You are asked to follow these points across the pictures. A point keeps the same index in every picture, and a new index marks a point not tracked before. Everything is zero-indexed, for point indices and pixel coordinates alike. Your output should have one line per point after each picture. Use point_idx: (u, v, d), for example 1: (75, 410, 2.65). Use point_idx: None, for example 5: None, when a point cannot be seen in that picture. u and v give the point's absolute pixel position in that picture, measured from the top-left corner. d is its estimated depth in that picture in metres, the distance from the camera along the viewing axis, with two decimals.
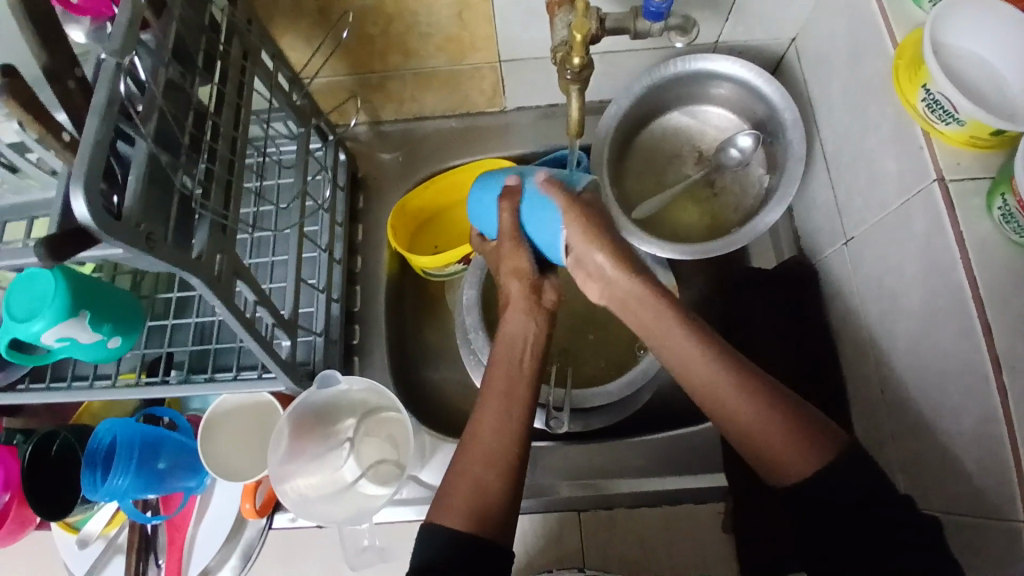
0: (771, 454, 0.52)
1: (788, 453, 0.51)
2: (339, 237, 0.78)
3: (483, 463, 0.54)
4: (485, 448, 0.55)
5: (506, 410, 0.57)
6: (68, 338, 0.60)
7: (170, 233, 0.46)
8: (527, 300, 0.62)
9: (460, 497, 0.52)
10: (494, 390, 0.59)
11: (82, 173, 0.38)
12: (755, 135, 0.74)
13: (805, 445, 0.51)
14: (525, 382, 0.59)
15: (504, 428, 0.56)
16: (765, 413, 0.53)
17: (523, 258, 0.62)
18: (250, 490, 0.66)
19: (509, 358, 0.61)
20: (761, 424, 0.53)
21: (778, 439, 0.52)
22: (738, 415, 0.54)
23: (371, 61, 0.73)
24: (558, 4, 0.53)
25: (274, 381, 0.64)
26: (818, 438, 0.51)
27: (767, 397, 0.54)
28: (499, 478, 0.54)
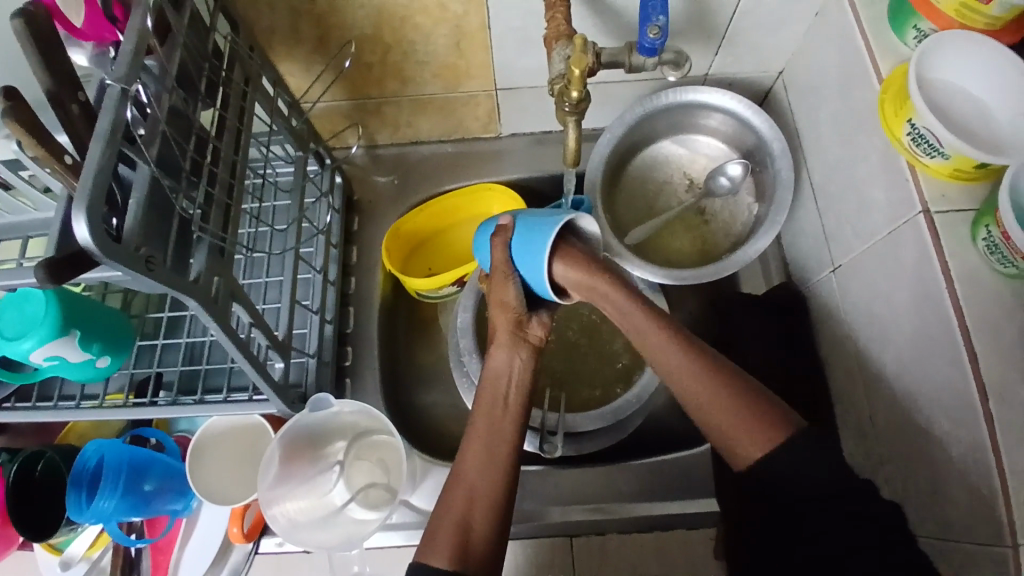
0: (724, 436, 0.55)
1: (739, 438, 0.54)
2: (333, 259, 0.78)
3: (466, 499, 0.54)
4: (471, 484, 0.55)
5: (489, 450, 0.56)
6: (58, 357, 0.59)
7: (169, 256, 0.46)
8: (511, 334, 0.60)
9: (442, 536, 0.52)
10: (479, 425, 0.58)
11: (85, 197, 0.38)
12: (744, 164, 0.75)
13: (761, 428, 0.54)
14: (512, 416, 0.58)
15: (487, 467, 0.55)
16: (732, 404, 0.55)
17: (510, 290, 0.60)
18: (238, 514, 0.65)
19: (493, 393, 0.59)
20: (718, 408, 0.55)
21: (737, 424, 0.54)
22: (707, 407, 0.56)
23: (369, 86, 0.74)
24: (555, 38, 0.54)
25: (267, 404, 0.64)
26: (777, 419, 0.54)
27: (728, 386, 0.56)
28: (484, 516, 0.53)
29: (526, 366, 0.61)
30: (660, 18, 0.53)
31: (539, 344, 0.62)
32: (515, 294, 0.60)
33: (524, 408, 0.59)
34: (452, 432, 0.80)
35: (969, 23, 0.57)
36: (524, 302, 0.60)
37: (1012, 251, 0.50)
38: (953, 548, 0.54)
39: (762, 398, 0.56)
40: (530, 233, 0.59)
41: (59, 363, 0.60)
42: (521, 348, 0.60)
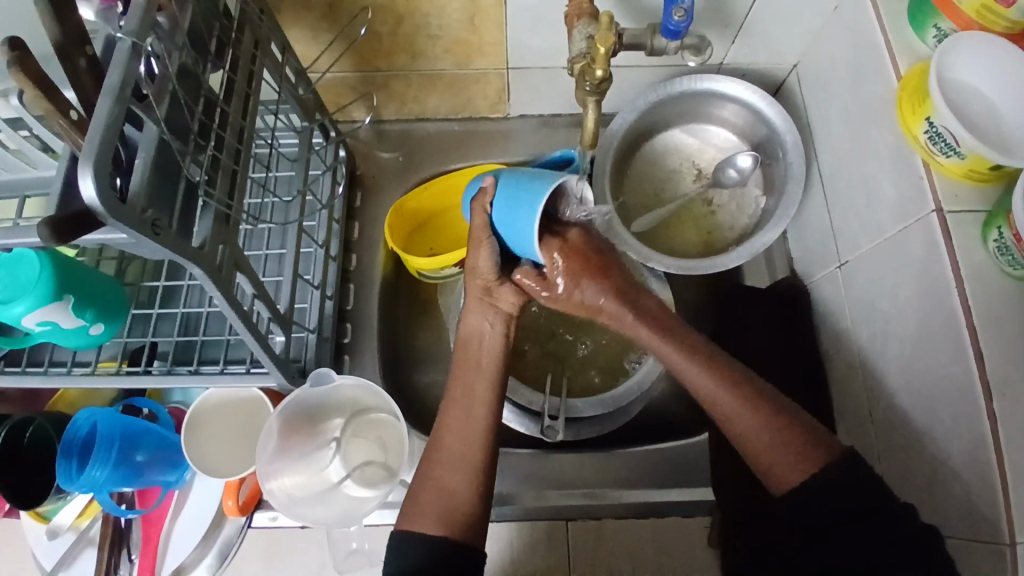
0: (766, 468, 0.53)
1: (776, 464, 0.53)
2: (335, 234, 0.77)
3: (451, 466, 0.54)
4: (450, 451, 0.55)
5: (466, 416, 0.56)
6: (50, 323, 0.58)
7: (174, 220, 0.45)
8: (480, 300, 0.58)
9: (427, 503, 0.52)
10: (455, 395, 0.57)
11: (92, 154, 0.37)
12: (755, 156, 0.75)
13: (800, 455, 0.52)
14: (488, 381, 0.57)
15: (467, 434, 0.55)
16: (777, 437, 0.53)
17: (483, 255, 0.56)
18: (233, 488, 0.64)
19: (465, 358, 0.58)
20: (761, 438, 0.54)
21: (773, 445, 0.53)
22: (749, 436, 0.54)
23: (377, 58, 0.72)
24: (577, 16, 0.53)
25: (265, 378, 0.63)
26: (823, 450, 0.52)
27: (765, 408, 0.55)
28: (467, 484, 0.53)
29: (498, 332, 0.58)
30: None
31: (513, 312, 0.58)
32: (487, 256, 0.56)
33: (498, 372, 0.58)
34: None
35: (989, 25, 0.57)
36: (496, 268, 0.56)
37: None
38: (948, 544, 0.54)
39: (808, 426, 0.54)
40: (512, 199, 0.53)
41: (51, 329, 0.59)
42: (496, 314, 0.58)
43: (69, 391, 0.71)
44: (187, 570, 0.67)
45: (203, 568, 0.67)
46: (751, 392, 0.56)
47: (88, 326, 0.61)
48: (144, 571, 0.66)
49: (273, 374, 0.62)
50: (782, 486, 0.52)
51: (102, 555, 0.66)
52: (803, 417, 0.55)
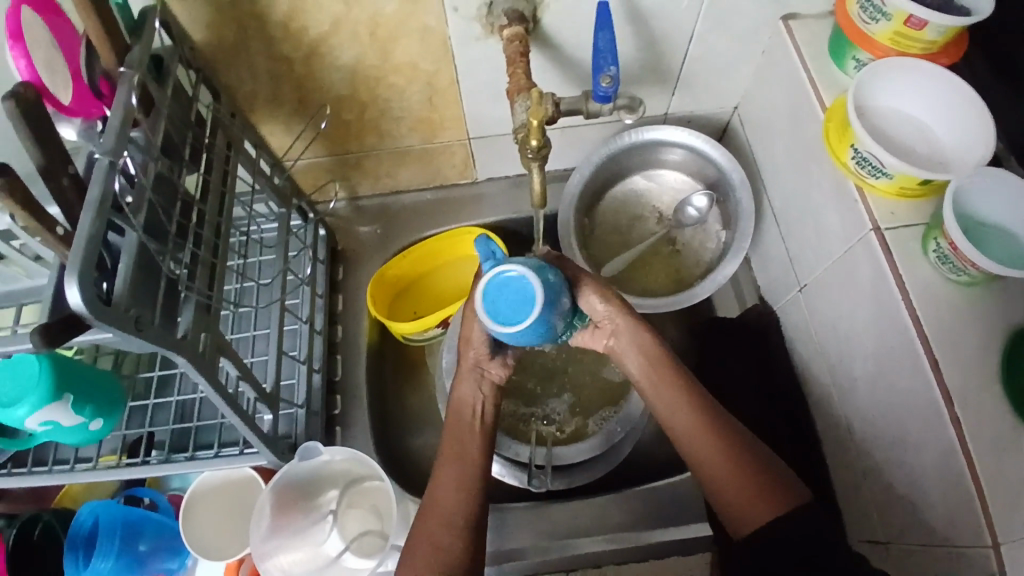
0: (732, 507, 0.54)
1: (749, 502, 0.53)
2: (319, 309, 0.80)
3: (439, 523, 0.55)
4: (442, 507, 0.55)
5: (459, 476, 0.56)
6: (51, 422, 0.60)
7: (156, 315, 0.48)
8: (472, 367, 0.59)
9: (420, 559, 0.52)
10: (448, 453, 0.58)
11: (77, 263, 0.41)
12: (709, 195, 0.79)
13: (764, 498, 0.53)
14: (479, 439, 0.59)
15: (457, 492, 0.56)
16: (744, 476, 0.54)
17: (475, 328, 0.58)
18: (233, 567, 0.66)
19: (457, 421, 0.59)
20: (727, 476, 0.55)
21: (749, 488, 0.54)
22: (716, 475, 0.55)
23: (347, 143, 0.78)
24: (516, 92, 0.59)
25: (256, 456, 0.65)
26: (785, 493, 0.53)
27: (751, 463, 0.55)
28: (456, 536, 0.54)
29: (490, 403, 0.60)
30: (611, 68, 0.57)
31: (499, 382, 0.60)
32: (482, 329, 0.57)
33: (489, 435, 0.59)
34: None
35: (905, 49, 0.62)
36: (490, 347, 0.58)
37: (962, 262, 0.54)
38: (936, 555, 0.54)
39: (777, 469, 0.55)
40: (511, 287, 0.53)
41: (52, 428, 0.61)
42: (484, 382, 0.60)
43: (73, 486, 0.73)
44: None
45: None
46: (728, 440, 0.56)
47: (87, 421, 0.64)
48: None
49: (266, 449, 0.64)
50: (746, 525, 0.53)
51: None
52: (771, 461, 0.56)
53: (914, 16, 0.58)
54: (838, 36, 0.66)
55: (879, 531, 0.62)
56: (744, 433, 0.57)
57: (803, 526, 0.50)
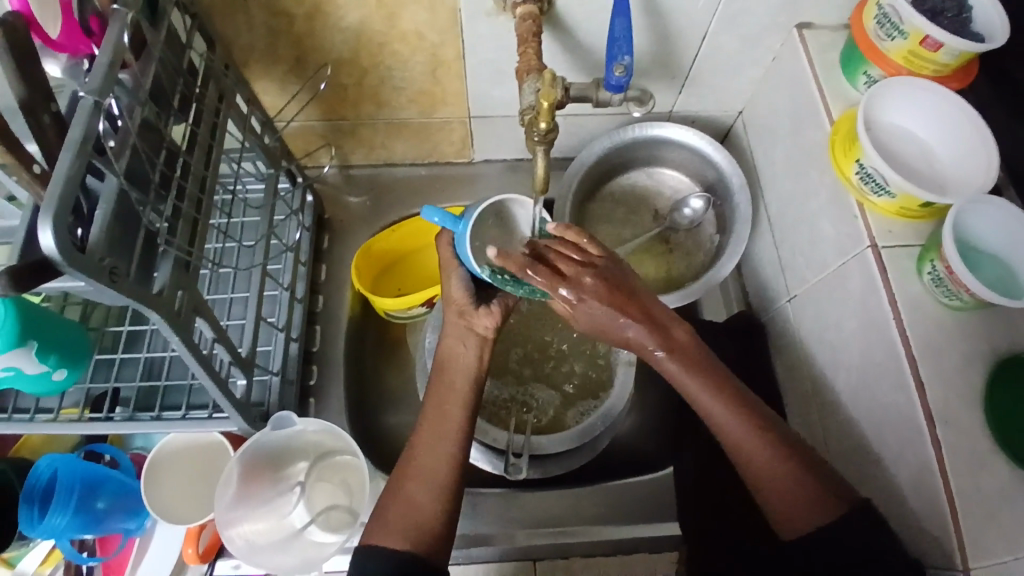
0: (779, 509, 0.53)
1: (795, 504, 0.52)
2: (301, 276, 0.78)
3: (422, 480, 0.55)
4: (421, 463, 0.55)
5: (437, 431, 0.57)
6: (12, 368, 0.58)
7: (134, 267, 0.46)
8: (458, 323, 0.61)
9: (396, 520, 0.52)
10: (430, 411, 0.58)
11: (52, 205, 0.38)
12: (707, 197, 0.78)
13: (816, 501, 0.52)
14: (463, 398, 0.59)
15: (439, 450, 0.56)
16: (796, 480, 0.53)
17: (456, 284, 0.61)
18: (193, 534, 0.63)
19: (447, 379, 0.60)
20: (776, 471, 0.54)
21: (800, 493, 0.52)
22: (761, 467, 0.54)
23: (344, 108, 0.75)
24: (526, 72, 0.57)
25: (225, 422, 0.63)
26: (835, 495, 0.52)
27: (801, 464, 0.54)
28: (434, 501, 0.54)
29: (474, 356, 0.61)
30: (626, 56, 0.56)
31: (487, 335, 0.62)
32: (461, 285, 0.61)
33: (473, 392, 0.59)
34: None
35: (917, 70, 0.62)
36: (471, 295, 0.61)
37: (956, 285, 0.54)
38: None
39: (828, 475, 0.53)
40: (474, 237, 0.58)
41: (12, 375, 0.59)
42: (471, 335, 0.61)
43: (32, 437, 0.70)
44: None
45: None
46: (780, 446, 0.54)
47: (51, 371, 0.62)
48: None
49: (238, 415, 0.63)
50: (790, 525, 0.52)
51: None
52: (823, 465, 0.54)
53: (931, 37, 0.58)
54: (850, 49, 0.65)
55: None
56: (798, 441, 0.55)
57: (844, 533, 0.49)
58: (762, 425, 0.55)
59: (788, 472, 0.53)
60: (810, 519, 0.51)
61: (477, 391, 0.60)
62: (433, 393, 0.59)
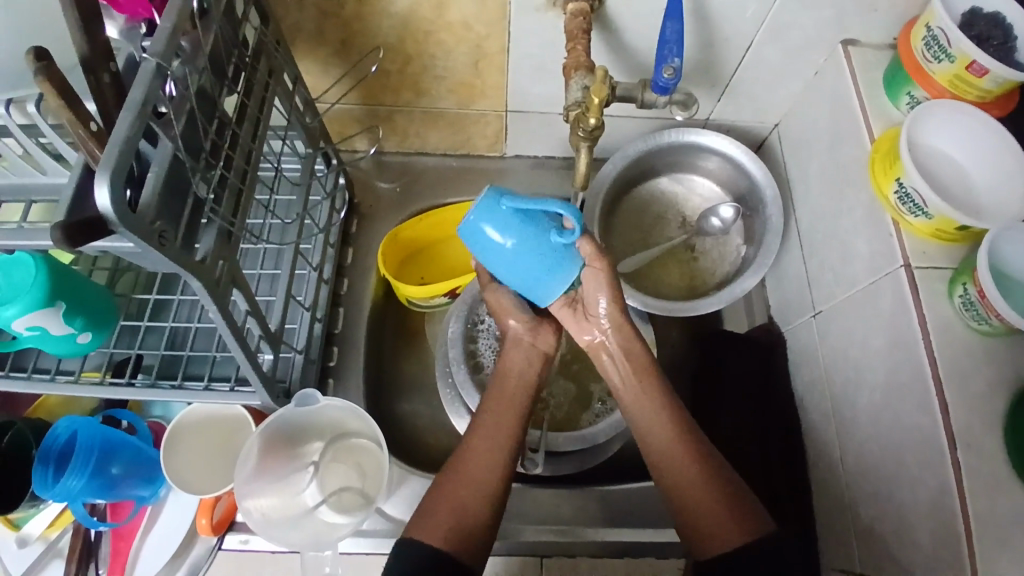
0: (702, 522, 0.53)
1: (712, 521, 0.53)
2: (329, 258, 0.78)
3: (468, 484, 0.54)
4: (472, 468, 0.55)
5: (494, 431, 0.57)
6: (38, 327, 0.59)
7: (180, 233, 0.46)
8: (528, 330, 0.61)
9: (439, 516, 0.52)
10: (485, 416, 0.58)
11: (111, 164, 0.39)
12: (737, 207, 0.78)
13: (735, 518, 0.53)
14: (520, 411, 0.59)
15: (494, 454, 0.56)
16: (716, 493, 0.54)
17: (507, 298, 0.61)
18: (207, 506, 0.63)
19: (502, 386, 0.60)
20: (699, 492, 0.54)
21: (718, 511, 0.53)
22: (683, 485, 0.55)
23: (383, 94, 0.76)
24: (574, 68, 0.57)
25: (250, 396, 0.63)
26: (750, 515, 0.53)
27: (719, 476, 0.55)
28: (481, 502, 0.54)
29: (537, 366, 0.61)
30: (675, 60, 0.56)
31: (547, 351, 0.62)
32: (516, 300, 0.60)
33: (526, 407, 0.59)
34: (428, 443, 0.80)
35: (962, 93, 0.62)
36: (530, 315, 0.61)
37: (986, 310, 0.54)
38: None
39: (746, 494, 0.55)
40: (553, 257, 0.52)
41: (40, 334, 0.61)
42: (532, 351, 0.61)
43: (51, 397, 0.70)
44: None
45: None
46: (705, 454, 0.56)
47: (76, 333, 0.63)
48: None
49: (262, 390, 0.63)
50: (712, 545, 0.52)
51: (69, 568, 0.64)
52: (733, 475, 0.56)
53: (977, 62, 0.58)
54: (895, 69, 0.66)
55: (858, 560, 0.63)
56: (719, 456, 0.57)
57: (767, 559, 0.50)
58: (684, 430, 0.57)
59: (703, 482, 0.54)
60: (727, 537, 0.52)
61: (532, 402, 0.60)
62: (495, 397, 0.59)
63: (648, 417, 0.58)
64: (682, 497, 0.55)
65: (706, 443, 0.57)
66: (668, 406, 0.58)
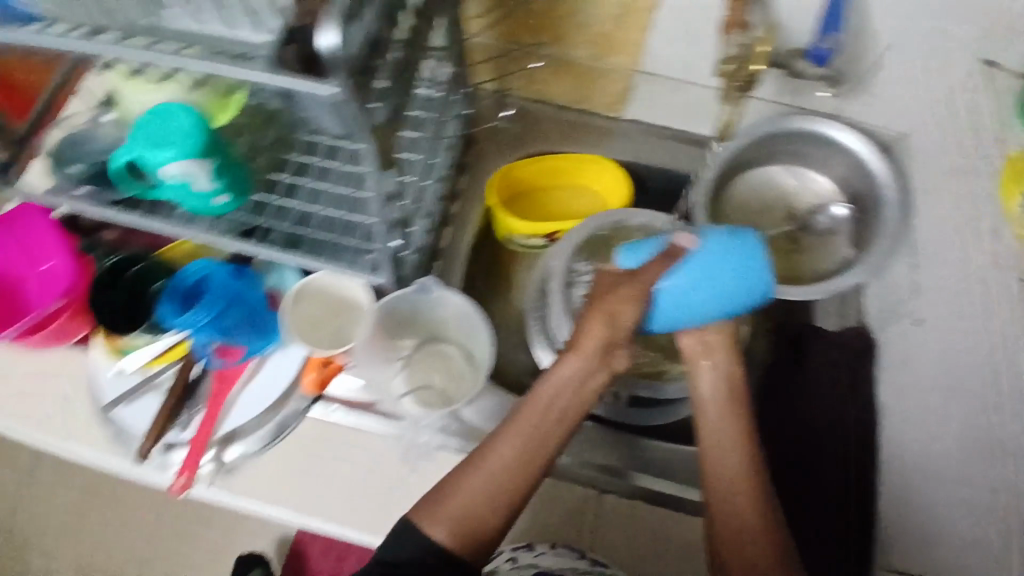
0: (738, 560, 0.57)
1: (748, 559, 0.56)
2: (448, 177, 0.83)
3: (484, 487, 0.57)
4: (489, 480, 0.57)
5: (518, 456, 0.58)
6: (184, 178, 0.67)
7: (367, 102, 0.50)
8: (600, 350, 0.60)
9: (445, 513, 0.56)
10: (520, 426, 0.59)
11: (338, 11, 0.44)
12: (852, 207, 0.80)
13: (772, 556, 0.56)
14: (557, 433, 0.59)
15: (510, 472, 0.57)
16: (765, 534, 0.57)
17: (631, 309, 0.60)
18: (316, 363, 0.70)
19: (546, 400, 0.59)
20: (748, 523, 0.58)
21: (763, 545, 0.57)
22: (732, 514, 0.58)
23: (528, 33, 0.80)
24: (733, 27, 0.61)
25: (371, 277, 0.68)
26: (786, 561, 0.56)
27: (767, 521, 0.58)
28: (489, 508, 0.57)
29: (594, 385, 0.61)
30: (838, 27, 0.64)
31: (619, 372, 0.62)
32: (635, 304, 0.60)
33: (567, 430, 0.60)
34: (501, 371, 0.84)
35: None
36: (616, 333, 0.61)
37: None
38: None
39: (783, 539, 0.58)
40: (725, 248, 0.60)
41: (181, 184, 0.68)
42: (594, 369, 0.60)
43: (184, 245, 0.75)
44: (239, 436, 0.70)
45: (256, 438, 0.70)
46: (758, 493, 0.59)
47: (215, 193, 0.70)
48: (207, 422, 0.68)
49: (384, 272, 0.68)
50: None
51: (170, 400, 0.69)
52: (777, 512, 0.59)
53: None
54: None
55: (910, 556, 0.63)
56: (773, 497, 0.60)
57: None
58: (754, 475, 0.60)
59: (757, 520, 0.58)
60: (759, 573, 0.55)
61: (580, 416, 0.61)
62: (532, 413, 0.59)
63: (724, 443, 0.62)
64: (731, 533, 0.58)
65: (767, 481, 0.61)
66: (745, 450, 0.61)
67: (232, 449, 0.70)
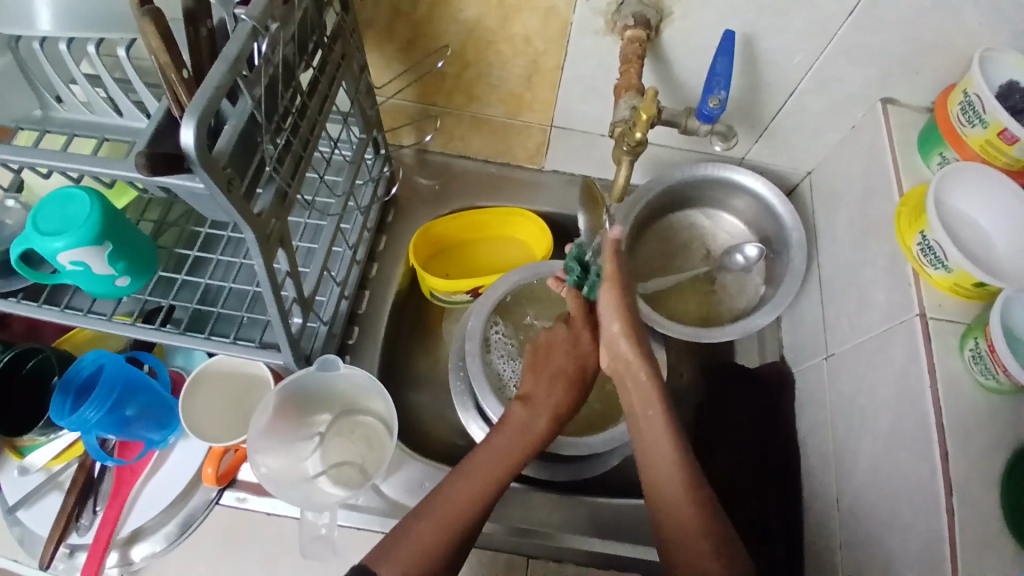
0: (674, 537, 0.54)
1: (691, 535, 0.53)
2: (364, 241, 0.80)
3: None
4: None
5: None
6: (81, 263, 0.61)
7: (244, 183, 0.47)
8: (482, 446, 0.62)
9: None
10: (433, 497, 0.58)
11: (199, 106, 0.40)
12: (762, 248, 0.80)
13: (706, 537, 0.53)
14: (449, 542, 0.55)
15: None
16: (701, 524, 0.53)
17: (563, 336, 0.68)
18: (216, 454, 0.65)
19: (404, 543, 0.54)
20: (675, 507, 0.54)
21: (695, 528, 0.53)
22: (662, 487, 0.55)
23: (437, 94, 0.76)
24: (625, 88, 0.61)
25: (272, 357, 0.64)
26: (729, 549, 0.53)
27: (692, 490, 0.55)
28: None
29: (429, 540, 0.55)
30: (721, 91, 0.60)
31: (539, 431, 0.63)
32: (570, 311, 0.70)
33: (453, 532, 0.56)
34: (435, 434, 0.82)
35: (990, 158, 0.62)
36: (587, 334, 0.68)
37: (995, 364, 0.54)
38: None
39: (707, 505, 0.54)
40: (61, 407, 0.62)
41: (79, 270, 0.62)
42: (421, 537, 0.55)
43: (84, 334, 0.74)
44: (144, 534, 0.67)
45: (162, 535, 0.67)
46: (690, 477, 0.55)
47: (115, 275, 0.65)
48: (107, 522, 0.65)
49: (284, 351, 0.64)
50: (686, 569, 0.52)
51: (69, 500, 0.67)
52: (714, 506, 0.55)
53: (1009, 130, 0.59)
54: (929, 129, 0.66)
55: None
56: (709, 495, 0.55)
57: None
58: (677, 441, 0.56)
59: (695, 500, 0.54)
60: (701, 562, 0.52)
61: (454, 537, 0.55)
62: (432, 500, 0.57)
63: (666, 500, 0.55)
64: (664, 517, 0.55)
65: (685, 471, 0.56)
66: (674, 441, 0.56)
67: (138, 547, 0.66)
